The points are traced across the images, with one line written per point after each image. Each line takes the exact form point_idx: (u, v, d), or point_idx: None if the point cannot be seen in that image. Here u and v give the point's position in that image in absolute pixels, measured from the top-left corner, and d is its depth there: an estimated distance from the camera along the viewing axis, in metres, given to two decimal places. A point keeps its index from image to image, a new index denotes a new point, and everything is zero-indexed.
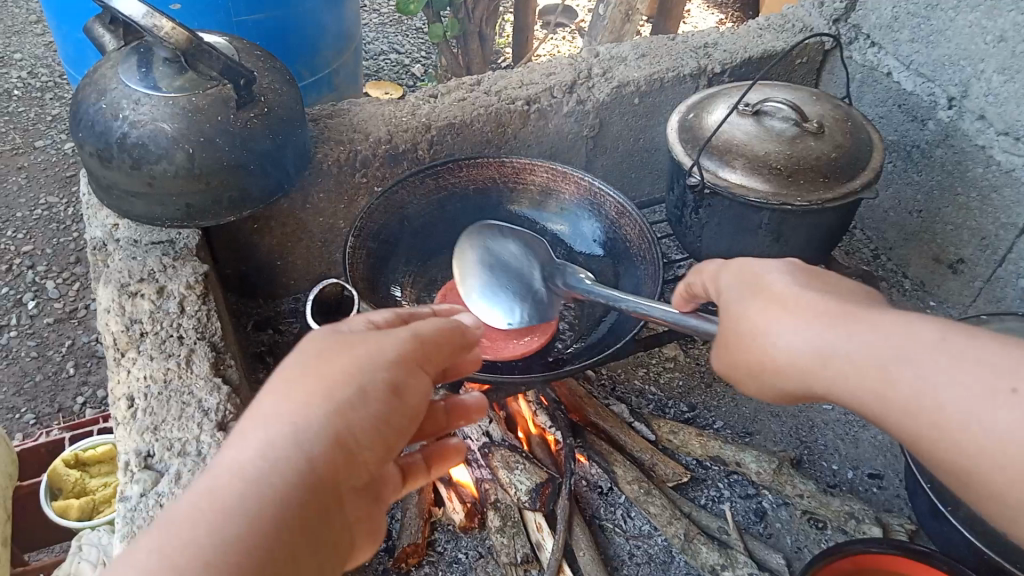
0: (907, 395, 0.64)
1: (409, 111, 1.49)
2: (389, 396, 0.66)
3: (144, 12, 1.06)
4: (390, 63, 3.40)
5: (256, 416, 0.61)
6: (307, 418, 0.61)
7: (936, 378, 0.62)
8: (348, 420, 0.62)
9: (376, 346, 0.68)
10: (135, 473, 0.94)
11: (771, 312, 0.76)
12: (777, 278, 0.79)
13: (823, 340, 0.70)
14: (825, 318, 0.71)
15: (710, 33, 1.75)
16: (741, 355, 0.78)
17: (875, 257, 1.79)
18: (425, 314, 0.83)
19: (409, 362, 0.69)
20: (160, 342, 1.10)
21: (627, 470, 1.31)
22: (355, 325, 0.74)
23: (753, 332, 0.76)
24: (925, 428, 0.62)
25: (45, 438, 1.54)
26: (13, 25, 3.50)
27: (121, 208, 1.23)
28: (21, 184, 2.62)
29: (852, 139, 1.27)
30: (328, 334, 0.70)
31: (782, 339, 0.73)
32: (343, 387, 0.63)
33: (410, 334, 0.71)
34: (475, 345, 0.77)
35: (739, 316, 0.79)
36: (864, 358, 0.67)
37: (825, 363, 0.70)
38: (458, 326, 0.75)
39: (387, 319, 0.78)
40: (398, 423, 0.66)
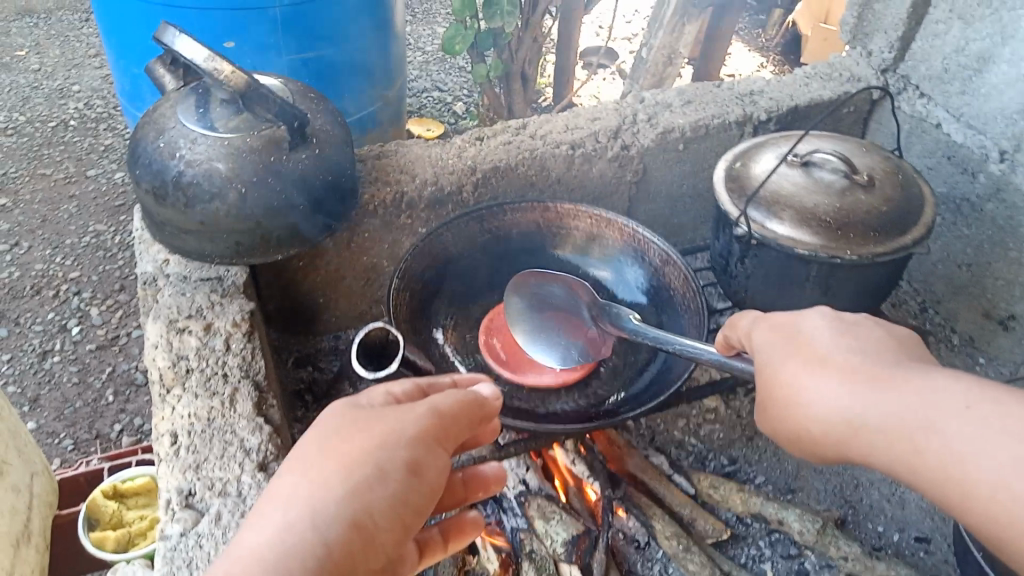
0: (935, 461, 0.68)
1: (455, 154, 1.50)
2: (409, 475, 0.68)
3: (205, 56, 1.10)
4: (433, 101, 3.46)
5: (276, 501, 0.64)
6: (324, 499, 0.64)
7: (963, 445, 0.67)
8: (366, 502, 0.65)
9: (394, 424, 0.71)
10: (177, 512, 0.94)
11: (801, 372, 0.79)
12: (808, 334, 0.83)
13: (849, 404, 0.75)
14: (851, 382, 0.75)
15: (756, 81, 1.75)
16: (775, 416, 0.82)
17: (922, 310, 1.75)
18: (445, 384, 0.86)
19: (427, 439, 0.71)
20: (205, 380, 1.12)
21: (665, 524, 1.27)
22: (375, 400, 0.78)
23: (785, 393, 0.80)
24: (956, 497, 0.66)
25: (86, 467, 1.56)
26: (73, 58, 3.63)
27: (173, 244, 1.26)
28: (72, 211, 2.70)
29: (903, 192, 1.25)
30: (347, 412, 0.74)
31: (812, 401, 0.77)
32: (360, 467, 0.66)
33: (428, 409, 0.74)
34: (493, 415, 0.80)
35: (774, 374, 0.82)
36: (892, 422, 0.72)
37: (855, 426, 0.74)
38: (476, 399, 0.78)
39: (407, 391, 0.81)
40: (417, 501, 0.68)
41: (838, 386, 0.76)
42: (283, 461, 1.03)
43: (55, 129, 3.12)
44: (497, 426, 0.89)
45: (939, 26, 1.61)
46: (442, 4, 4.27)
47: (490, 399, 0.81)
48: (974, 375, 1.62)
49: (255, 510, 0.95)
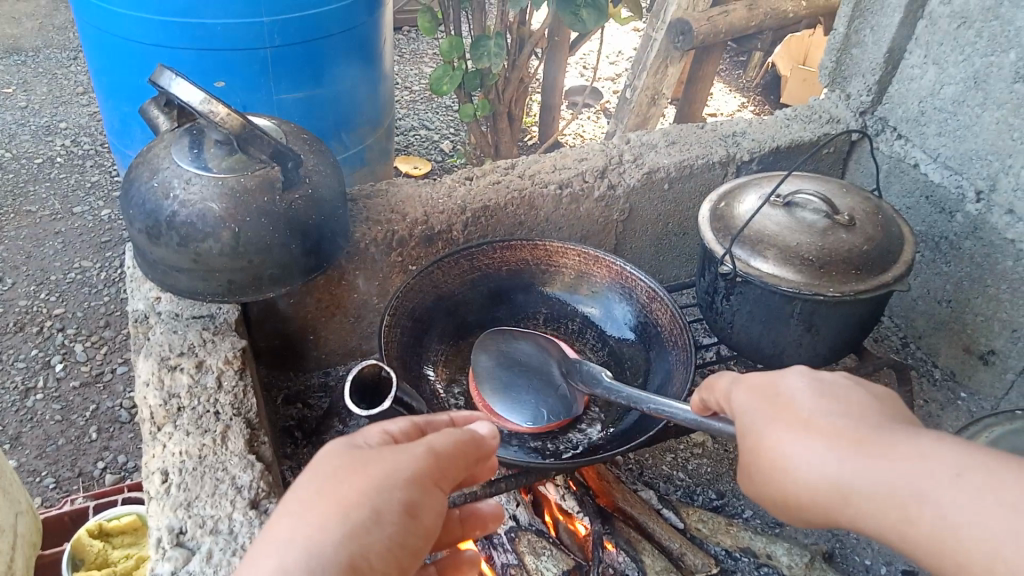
0: (931, 534, 0.64)
1: (446, 193, 1.53)
2: (405, 517, 0.69)
3: (201, 99, 1.12)
4: (420, 139, 3.50)
5: (273, 542, 0.65)
6: (322, 541, 0.64)
7: (958, 517, 0.62)
8: (363, 546, 0.65)
9: (392, 465, 0.71)
10: (167, 550, 0.93)
11: (784, 437, 0.75)
12: (792, 395, 0.79)
13: (836, 472, 0.70)
14: (837, 447, 0.71)
15: (739, 122, 1.79)
16: (761, 482, 0.78)
17: (904, 345, 1.78)
18: (443, 422, 0.87)
19: (424, 480, 0.72)
20: (197, 417, 1.12)
21: (655, 559, 1.28)
22: (371, 436, 0.78)
23: (769, 459, 0.76)
24: (952, 569, 0.62)
25: (70, 506, 1.55)
26: (61, 96, 3.65)
27: (165, 282, 1.27)
28: (58, 248, 2.69)
29: (883, 232, 1.28)
30: (345, 450, 0.74)
31: (798, 468, 0.73)
32: (357, 509, 0.67)
33: (426, 449, 0.74)
34: (489, 454, 0.81)
35: (759, 441, 0.78)
36: (882, 489, 0.68)
37: (844, 494, 0.70)
38: (473, 439, 0.78)
39: (403, 429, 0.82)
40: (412, 543, 0.70)
41: (824, 453, 0.72)
42: (275, 499, 1.03)
43: (41, 166, 3.13)
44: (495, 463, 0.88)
45: (914, 70, 1.66)
46: (429, 44, 4.35)
47: (487, 438, 0.81)
48: (956, 409, 1.64)
49: (247, 548, 0.95)
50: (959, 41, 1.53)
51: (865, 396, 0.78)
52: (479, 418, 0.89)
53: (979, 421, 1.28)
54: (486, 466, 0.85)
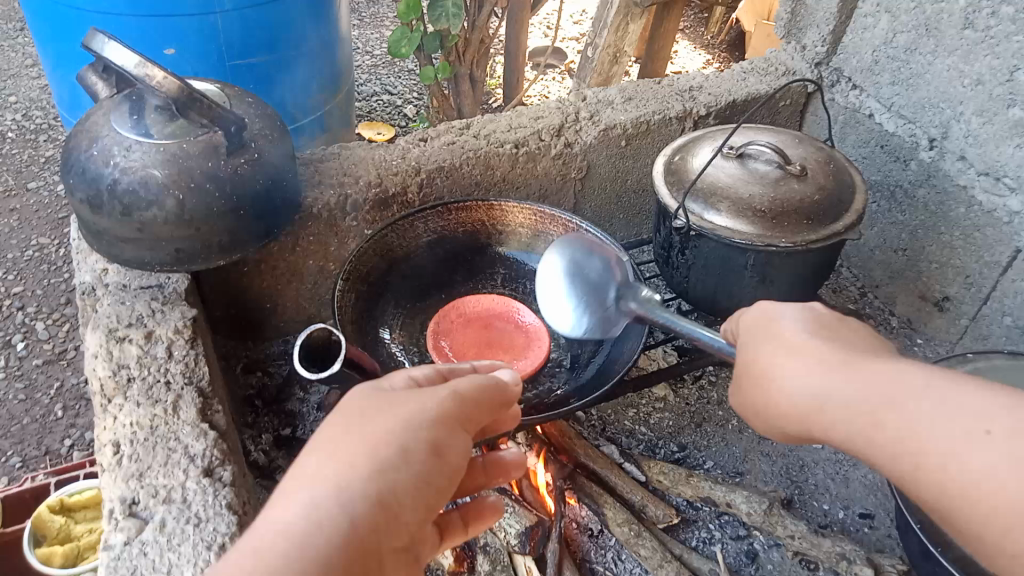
0: (898, 441, 0.66)
1: (399, 155, 1.51)
2: (432, 455, 0.65)
3: (136, 62, 1.08)
4: (383, 104, 3.45)
5: (298, 479, 0.61)
6: (350, 477, 0.60)
7: (922, 422, 0.64)
8: (390, 482, 0.61)
9: (419, 405, 0.68)
10: (120, 521, 0.92)
11: (772, 355, 0.78)
12: (785, 319, 0.81)
13: (815, 385, 0.73)
14: (819, 361, 0.73)
15: (696, 76, 1.78)
16: (746, 396, 0.80)
17: (862, 295, 1.80)
18: (465, 370, 0.84)
19: (450, 420, 0.68)
20: (147, 388, 1.10)
21: (617, 511, 1.29)
22: (395, 380, 0.75)
23: (755, 373, 0.79)
24: (912, 473, 0.65)
25: (30, 483, 1.53)
26: (9, 69, 3.54)
27: (111, 252, 1.24)
28: (13, 225, 2.63)
29: (835, 181, 1.28)
30: (369, 393, 0.71)
31: (781, 380, 0.76)
32: (384, 447, 0.63)
33: (453, 391, 0.71)
34: (515, 399, 0.77)
35: (748, 359, 0.81)
36: (855, 401, 0.69)
37: (819, 404, 0.72)
38: (499, 383, 0.75)
39: (427, 374, 0.79)
40: (440, 482, 0.65)
41: (805, 368, 0.74)
42: (230, 466, 1.02)
43: None
44: (516, 413, 0.89)
45: (868, 19, 1.65)
46: (390, 7, 4.26)
47: (511, 384, 0.78)
48: (913, 355, 1.67)
49: (201, 515, 0.94)
50: None
51: (856, 328, 0.80)
52: (502, 367, 0.86)
53: (932, 364, 1.30)
54: (511, 413, 0.82)
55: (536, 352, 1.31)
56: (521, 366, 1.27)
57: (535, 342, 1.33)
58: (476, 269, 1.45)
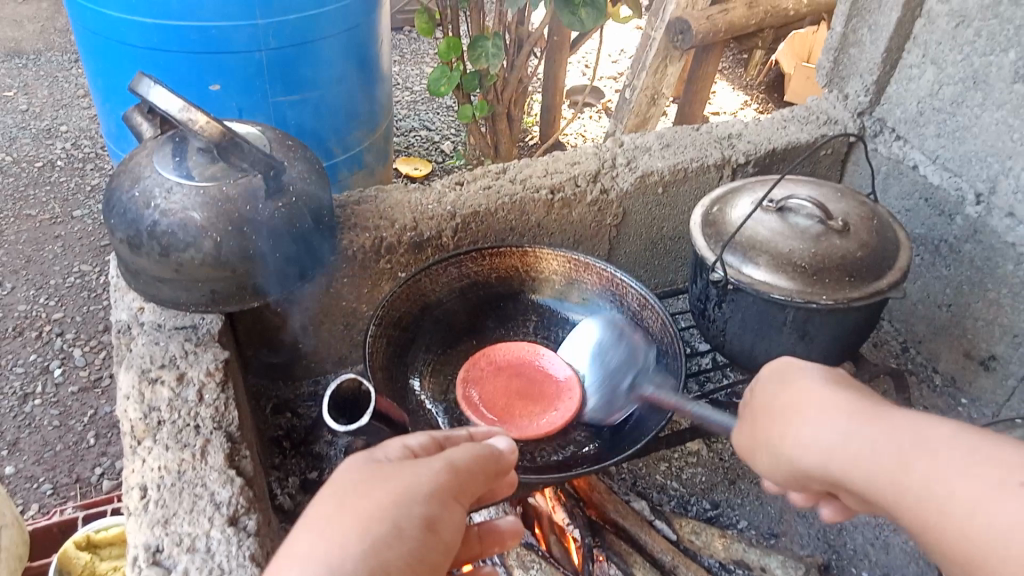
0: (915, 495, 0.64)
1: (435, 199, 1.51)
2: (424, 531, 0.68)
3: (180, 107, 1.10)
4: (421, 140, 3.48)
5: (294, 556, 0.64)
6: (343, 557, 0.64)
7: (947, 474, 0.62)
8: (383, 561, 0.64)
9: (412, 479, 0.71)
10: (143, 570, 0.92)
11: (802, 410, 0.77)
12: (817, 377, 0.80)
13: (835, 439, 0.72)
14: (846, 415, 0.73)
15: (735, 124, 1.77)
16: (770, 446, 0.80)
17: (904, 350, 1.74)
18: (460, 438, 0.86)
19: (444, 494, 0.72)
20: (177, 431, 1.10)
21: (646, 572, 1.25)
22: (390, 450, 0.79)
23: (779, 424, 0.79)
24: (936, 528, 0.61)
25: (59, 516, 1.54)
26: (62, 99, 3.65)
27: (148, 292, 1.25)
28: (57, 253, 2.69)
29: (878, 237, 1.25)
30: (364, 465, 0.74)
31: (803, 432, 0.75)
32: (377, 524, 0.66)
33: (445, 463, 0.74)
34: (508, 468, 0.81)
35: (777, 413, 0.80)
36: (879, 453, 0.68)
37: (838, 455, 0.71)
38: (492, 454, 0.78)
39: (422, 444, 0.82)
40: (434, 558, 0.68)
41: (832, 422, 0.73)
42: (255, 515, 1.01)
43: (42, 169, 3.13)
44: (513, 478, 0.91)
45: (913, 70, 1.63)
46: (430, 44, 4.32)
47: (505, 453, 0.81)
48: (957, 416, 1.61)
49: (223, 567, 0.93)
50: (957, 40, 1.50)
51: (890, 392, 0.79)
52: (496, 433, 0.88)
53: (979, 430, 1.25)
54: (506, 480, 0.85)
55: (565, 405, 1.27)
56: (551, 421, 1.24)
57: (567, 394, 1.29)
58: (508, 315, 1.44)
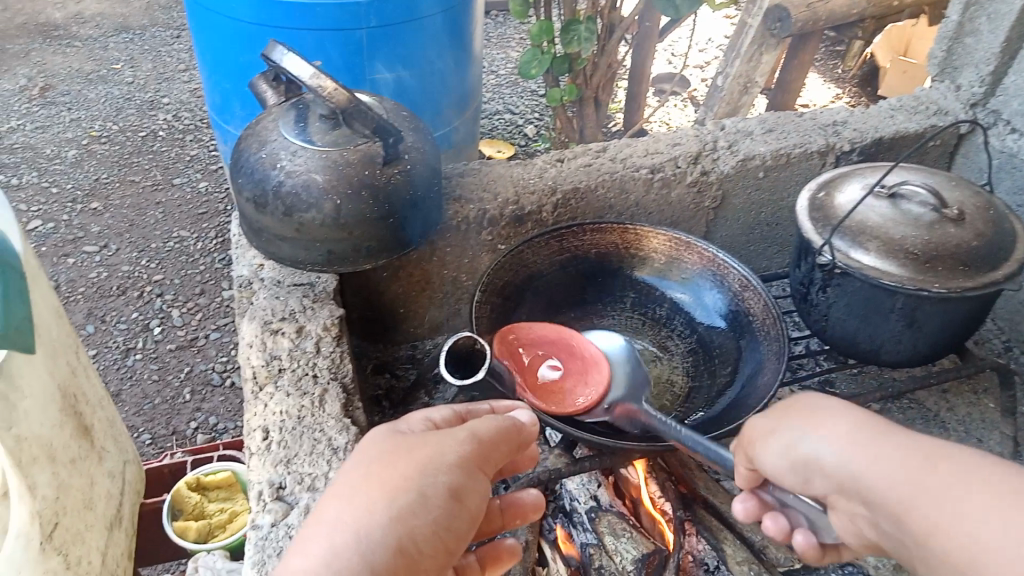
0: (927, 493, 0.66)
1: (537, 174, 1.54)
2: (449, 500, 0.74)
3: (311, 73, 1.16)
4: (504, 123, 3.52)
5: (324, 523, 0.70)
6: (370, 524, 0.69)
7: (964, 479, 0.65)
8: (410, 528, 0.70)
9: (436, 451, 0.76)
10: (269, 503, 0.98)
11: (823, 415, 0.80)
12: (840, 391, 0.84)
13: (858, 435, 0.76)
14: (866, 424, 0.76)
15: (840, 111, 1.74)
16: (786, 438, 0.82)
17: (1006, 349, 1.70)
18: (482, 412, 0.93)
19: (467, 464, 0.77)
20: (296, 379, 1.17)
21: (737, 549, 1.25)
22: (414, 424, 0.85)
23: (801, 421, 0.82)
24: (938, 529, 0.64)
25: (169, 459, 1.64)
26: (164, 73, 3.81)
27: (269, 250, 1.32)
28: (158, 218, 2.82)
29: (995, 228, 1.23)
30: (388, 437, 0.80)
31: (827, 426, 0.79)
32: (403, 493, 0.71)
33: (469, 435, 0.79)
34: (529, 441, 0.86)
35: (799, 414, 0.83)
36: (895, 457, 0.71)
37: (857, 452, 0.74)
38: (513, 427, 0.83)
39: (446, 418, 0.89)
40: (459, 527, 0.74)
41: (853, 426, 0.77)
42: None
43: (145, 139, 3.29)
44: (532, 455, 0.99)
45: None
46: (516, 28, 4.35)
47: (527, 427, 0.87)
48: None
49: None
50: None
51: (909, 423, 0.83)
52: (518, 408, 0.95)
53: None
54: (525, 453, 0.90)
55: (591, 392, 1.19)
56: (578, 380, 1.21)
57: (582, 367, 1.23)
58: (606, 290, 1.46)
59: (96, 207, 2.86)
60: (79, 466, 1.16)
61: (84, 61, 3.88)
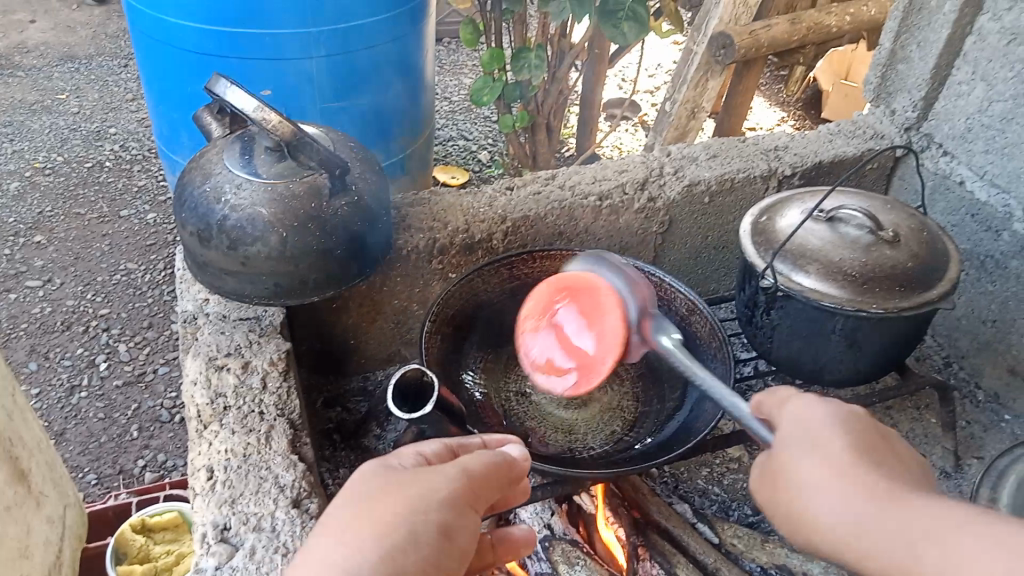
0: (927, 534, 0.66)
1: (487, 203, 1.55)
2: (438, 539, 0.72)
3: (256, 107, 1.15)
4: (458, 149, 3.54)
5: (310, 564, 0.68)
6: (358, 566, 0.67)
7: (966, 559, 0.62)
8: (398, 568, 0.68)
9: (427, 487, 0.74)
10: (212, 545, 0.96)
11: (817, 471, 0.76)
12: (831, 430, 0.79)
13: (869, 498, 0.71)
14: (863, 488, 0.72)
15: (781, 136, 1.79)
16: (784, 495, 0.78)
17: (946, 364, 1.75)
18: (474, 445, 0.89)
19: (458, 501, 0.75)
20: (242, 417, 1.14)
21: (690, 573, 1.25)
22: (404, 458, 0.82)
23: (796, 479, 0.77)
24: None
25: (113, 501, 1.59)
26: (111, 103, 3.75)
27: (214, 284, 1.30)
28: (105, 250, 2.76)
29: (928, 249, 1.27)
30: (378, 474, 0.77)
31: (812, 462, 0.76)
32: (393, 533, 0.69)
33: (460, 471, 0.77)
34: (521, 475, 0.84)
35: (791, 467, 0.78)
36: (896, 532, 0.68)
37: (856, 523, 0.71)
38: (505, 462, 0.81)
39: (436, 451, 0.85)
40: (447, 565, 0.72)
41: (850, 491, 0.73)
42: (317, 499, 1.05)
43: (91, 170, 3.22)
44: (526, 488, 0.93)
45: (962, 87, 1.65)
46: (469, 55, 4.38)
47: (518, 461, 0.84)
48: (1000, 431, 1.61)
49: (288, 546, 0.97)
50: (1009, 57, 1.52)
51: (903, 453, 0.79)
52: (510, 441, 0.91)
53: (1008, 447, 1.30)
54: (520, 487, 0.88)
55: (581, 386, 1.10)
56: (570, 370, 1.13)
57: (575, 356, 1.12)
58: None
59: (40, 240, 2.79)
60: (15, 513, 1.12)
61: (28, 92, 3.80)
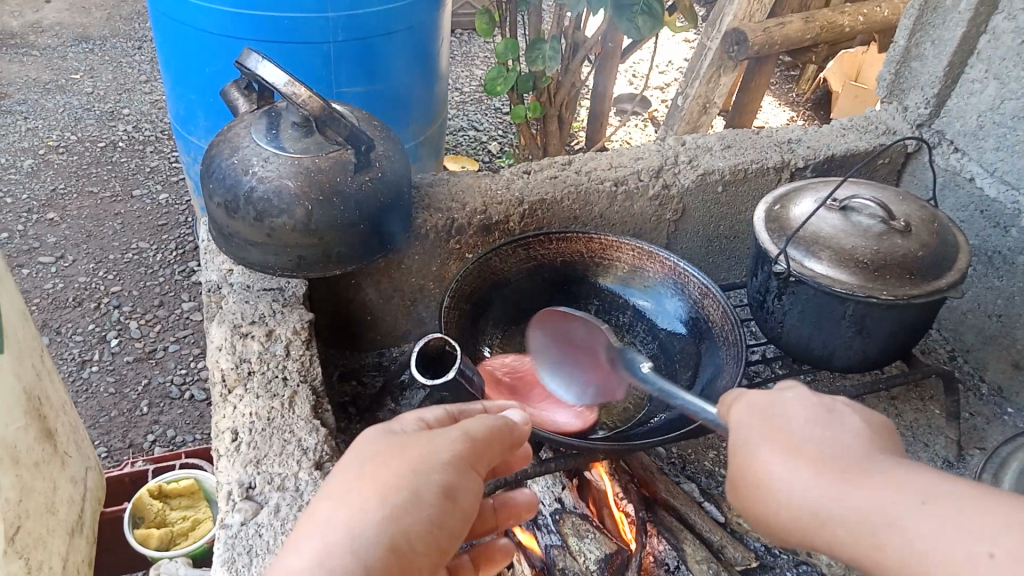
0: (887, 510, 0.62)
1: (504, 185, 1.58)
2: (442, 500, 0.74)
3: (286, 81, 1.18)
4: (469, 139, 3.56)
5: (315, 524, 0.70)
6: (363, 524, 0.69)
7: (925, 542, 0.59)
8: (402, 527, 0.70)
9: (429, 450, 0.77)
10: (237, 502, 0.99)
11: (769, 458, 0.71)
12: (782, 414, 0.74)
13: (823, 481, 0.67)
14: (816, 471, 0.68)
15: (795, 129, 1.82)
16: (741, 488, 0.73)
17: (952, 358, 1.77)
18: (476, 411, 0.92)
19: (460, 463, 0.77)
20: (266, 382, 1.18)
21: (696, 548, 1.29)
22: (407, 424, 0.85)
23: (753, 470, 0.72)
24: None
25: (130, 468, 1.62)
26: (125, 84, 3.77)
27: (239, 255, 1.33)
28: (117, 229, 2.79)
29: (939, 239, 1.29)
30: (382, 437, 0.80)
31: (764, 450, 0.72)
32: (396, 493, 0.72)
33: (462, 434, 0.79)
34: (523, 439, 0.85)
35: (745, 459, 0.73)
36: (852, 516, 0.64)
37: (813, 510, 0.66)
38: (507, 426, 0.83)
39: (438, 418, 0.88)
40: (452, 525, 0.74)
41: (805, 476, 0.68)
42: (338, 462, 1.08)
43: (104, 149, 3.25)
44: (526, 451, 0.98)
45: (975, 85, 1.67)
46: (481, 47, 4.40)
47: (520, 426, 0.86)
48: (1003, 424, 1.64)
49: (311, 504, 1.00)
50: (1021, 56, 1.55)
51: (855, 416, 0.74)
52: (511, 407, 0.94)
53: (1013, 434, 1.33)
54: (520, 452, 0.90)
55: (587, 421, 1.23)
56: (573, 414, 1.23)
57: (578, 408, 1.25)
58: (572, 298, 1.50)
59: (53, 217, 2.82)
60: (43, 470, 1.16)
61: (42, 71, 3.82)
